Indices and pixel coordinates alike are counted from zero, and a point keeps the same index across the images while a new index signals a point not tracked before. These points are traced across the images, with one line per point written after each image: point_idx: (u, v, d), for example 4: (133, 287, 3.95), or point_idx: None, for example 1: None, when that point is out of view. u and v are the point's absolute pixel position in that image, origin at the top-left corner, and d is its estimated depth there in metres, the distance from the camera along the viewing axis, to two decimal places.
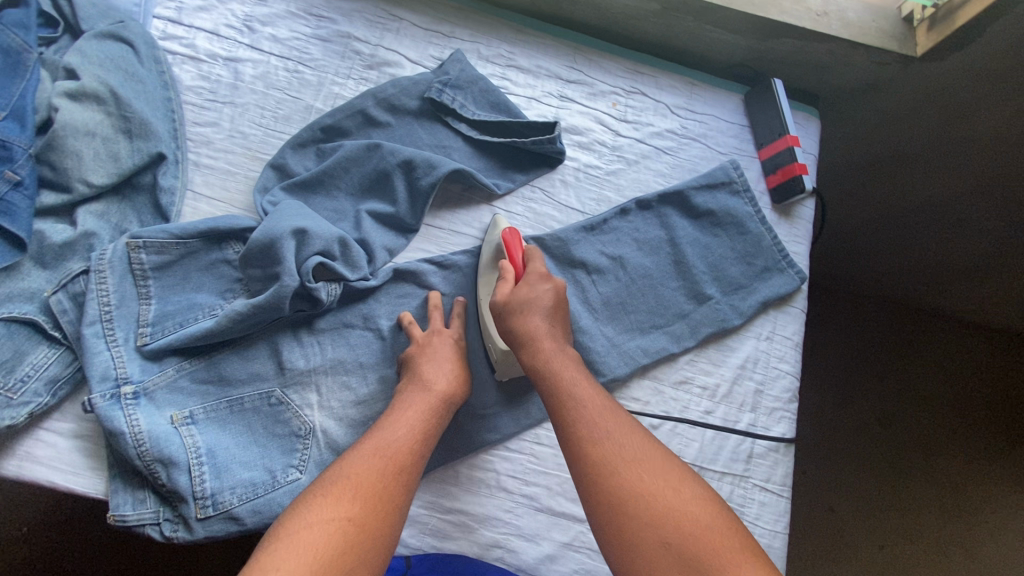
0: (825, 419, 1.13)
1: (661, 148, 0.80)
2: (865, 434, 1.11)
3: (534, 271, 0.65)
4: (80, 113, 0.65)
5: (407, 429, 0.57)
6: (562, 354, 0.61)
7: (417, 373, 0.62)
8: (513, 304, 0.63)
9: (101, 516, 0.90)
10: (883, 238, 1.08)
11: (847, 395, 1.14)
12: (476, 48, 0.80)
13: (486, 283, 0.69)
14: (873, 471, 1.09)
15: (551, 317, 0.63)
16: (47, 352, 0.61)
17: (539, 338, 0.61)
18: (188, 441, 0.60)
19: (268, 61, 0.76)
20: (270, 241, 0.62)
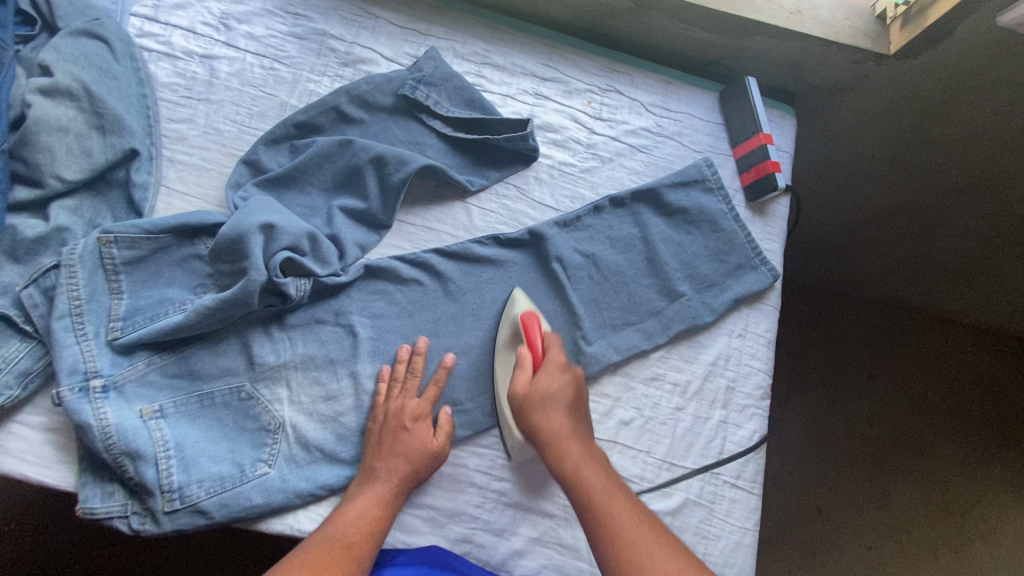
0: (814, 418, 1.13)
1: (636, 146, 0.80)
2: (852, 433, 1.11)
3: (554, 362, 0.65)
4: (53, 109, 0.65)
5: (363, 519, 0.58)
6: (584, 446, 0.60)
7: (375, 464, 0.62)
8: (534, 399, 0.62)
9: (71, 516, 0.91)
10: (861, 238, 1.08)
11: (830, 402, 1.13)
12: (452, 46, 0.80)
13: (503, 364, 0.69)
14: (862, 473, 1.09)
15: (573, 410, 0.62)
16: (18, 346, 0.62)
17: (563, 436, 0.60)
18: (156, 435, 0.61)
19: (244, 58, 0.77)
20: (238, 236, 0.62)
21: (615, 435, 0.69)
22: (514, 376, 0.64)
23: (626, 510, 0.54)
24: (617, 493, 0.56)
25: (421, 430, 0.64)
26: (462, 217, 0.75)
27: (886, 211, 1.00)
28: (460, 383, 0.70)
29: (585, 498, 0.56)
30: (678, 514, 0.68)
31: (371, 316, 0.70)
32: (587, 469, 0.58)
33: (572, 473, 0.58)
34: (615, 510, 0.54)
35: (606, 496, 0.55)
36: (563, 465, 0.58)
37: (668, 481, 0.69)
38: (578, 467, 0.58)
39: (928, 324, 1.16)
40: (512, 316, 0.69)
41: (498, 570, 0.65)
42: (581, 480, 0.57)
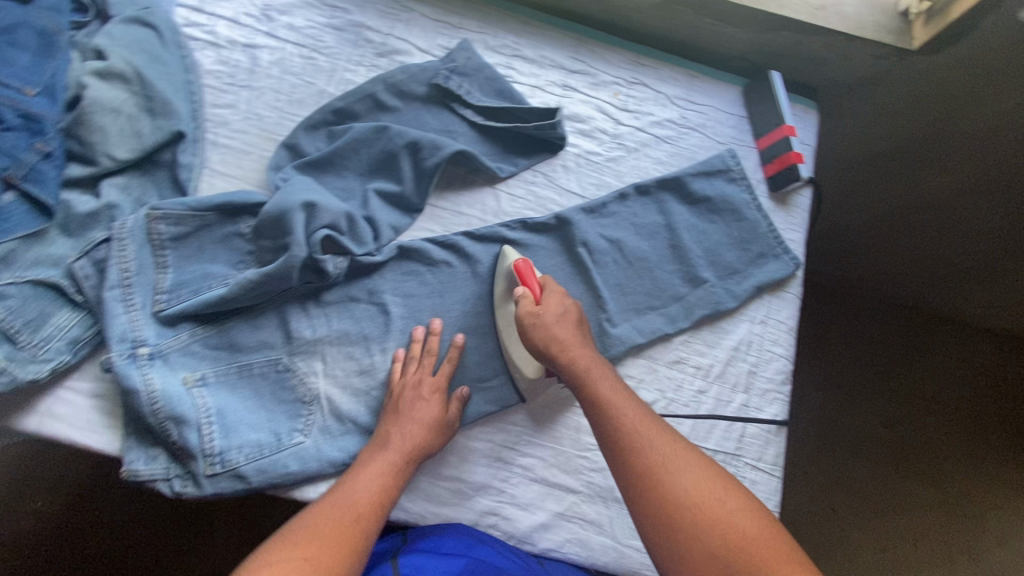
0: (829, 415, 1.14)
1: (661, 137, 0.82)
2: (868, 433, 1.12)
3: (555, 292, 0.67)
4: (107, 92, 0.69)
5: (373, 492, 0.58)
6: (589, 352, 0.62)
7: (388, 433, 0.63)
8: (541, 323, 0.63)
9: (97, 501, 0.93)
10: (875, 243, 1.10)
11: (842, 405, 1.14)
12: (483, 38, 0.83)
13: (503, 316, 0.71)
14: (879, 472, 1.10)
15: (578, 326, 0.65)
16: (69, 315, 0.64)
17: (570, 345, 0.62)
18: (199, 402, 0.64)
19: (284, 48, 0.80)
20: (281, 213, 0.65)
21: None
22: (517, 304, 0.66)
23: (631, 403, 0.57)
24: (622, 392, 0.58)
25: (435, 402, 0.66)
26: (491, 203, 0.78)
27: (899, 210, 1.02)
28: (487, 361, 0.72)
29: (594, 398, 0.58)
30: None
31: (402, 296, 0.73)
32: (596, 372, 0.60)
33: (579, 377, 0.60)
34: (621, 404, 0.57)
35: (613, 395, 0.58)
36: (572, 369, 0.61)
37: None
38: (586, 369, 0.60)
39: (941, 329, 1.17)
40: (506, 268, 0.72)
41: (522, 542, 0.67)
42: (588, 382, 0.59)
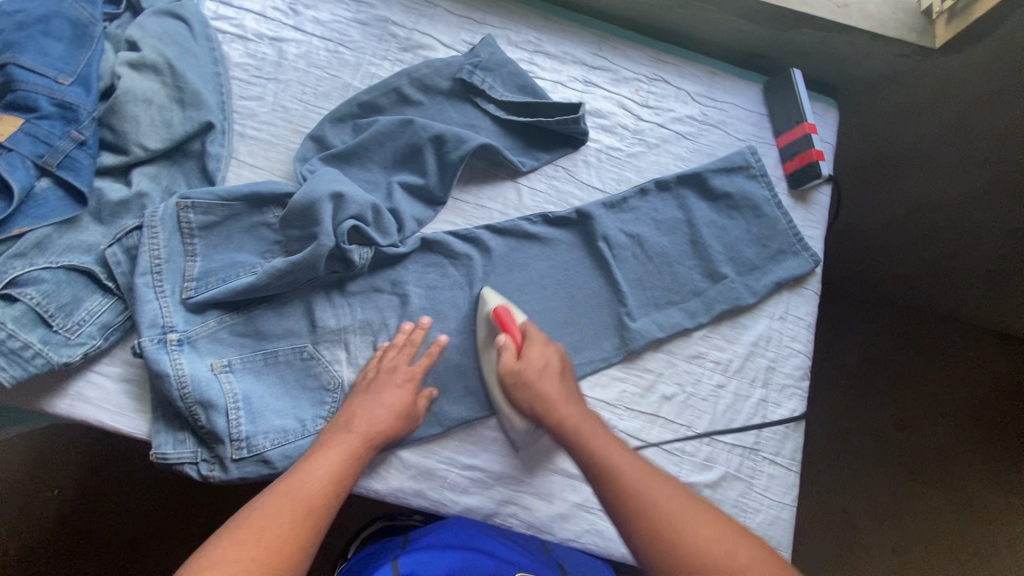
0: (839, 418, 1.13)
1: (682, 133, 0.82)
2: (879, 436, 1.12)
3: (535, 341, 0.67)
4: (139, 82, 0.70)
5: (329, 476, 0.57)
6: (577, 407, 0.64)
7: (351, 418, 0.63)
8: (525, 374, 0.64)
9: (115, 494, 0.95)
10: (886, 245, 1.09)
11: (853, 404, 1.14)
12: (506, 34, 0.84)
13: (487, 364, 0.70)
14: (890, 474, 1.09)
15: (563, 377, 0.66)
16: (100, 301, 0.65)
17: (560, 401, 0.63)
18: (226, 387, 0.65)
19: (311, 41, 0.81)
20: (309, 203, 0.66)
21: (657, 409, 0.72)
22: (500, 359, 0.66)
23: (625, 457, 0.58)
24: (616, 445, 0.60)
25: (404, 390, 0.65)
26: (513, 197, 0.78)
27: (907, 214, 1.02)
28: None
29: (590, 455, 0.59)
30: (718, 487, 0.70)
31: (424, 287, 0.74)
32: (586, 427, 0.61)
33: (570, 433, 0.61)
34: (616, 458, 0.58)
35: (606, 449, 0.59)
36: (562, 429, 0.61)
37: (708, 455, 0.71)
38: (576, 426, 0.61)
39: (952, 327, 1.16)
40: (486, 313, 0.71)
41: (541, 532, 0.68)
42: (582, 438, 0.60)
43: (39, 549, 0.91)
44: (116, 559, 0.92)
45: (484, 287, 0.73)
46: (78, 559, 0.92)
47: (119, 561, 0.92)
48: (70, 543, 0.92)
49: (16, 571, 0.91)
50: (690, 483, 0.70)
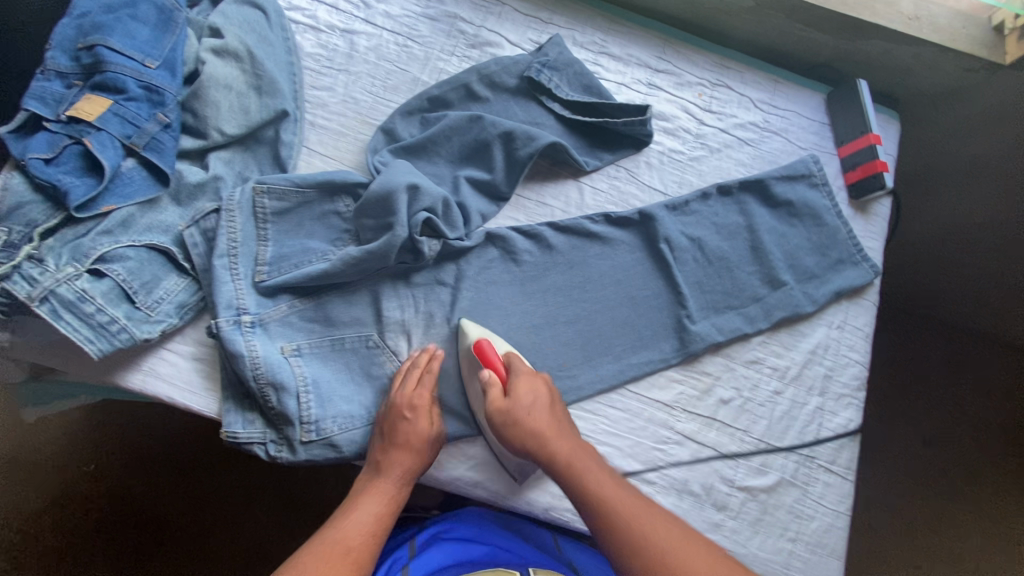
0: (884, 427, 1.07)
1: (744, 139, 0.83)
2: (918, 449, 1.06)
3: (521, 372, 0.65)
4: (221, 69, 0.72)
5: (372, 522, 0.58)
6: (569, 439, 0.61)
7: (378, 458, 0.62)
8: (515, 413, 0.61)
9: (142, 467, 1.03)
10: (934, 262, 1.04)
11: (894, 421, 1.08)
12: (572, 35, 0.85)
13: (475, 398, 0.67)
14: (924, 487, 1.05)
15: (553, 410, 0.64)
16: (176, 281, 0.66)
17: (551, 436, 0.61)
18: (297, 370, 0.66)
19: (381, 34, 0.82)
20: (386, 193, 0.68)
21: (714, 412, 0.72)
22: (487, 396, 0.63)
23: (620, 492, 0.57)
24: (609, 483, 0.58)
25: (422, 417, 0.64)
26: (575, 196, 0.79)
27: (945, 235, 1.01)
28: (569, 350, 0.73)
29: (584, 493, 0.57)
30: (773, 493, 0.71)
31: (486, 282, 0.74)
32: (579, 462, 0.59)
33: (564, 472, 0.59)
34: (610, 496, 0.57)
35: (601, 486, 0.57)
36: (555, 466, 0.59)
37: (764, 460, 0.71)
38: (568, 461, 0.59)
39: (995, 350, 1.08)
40: (467, 345, 0.69)
41: None
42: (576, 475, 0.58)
43: (93, 499, 1.02)
44: (164, 513, 1.02)
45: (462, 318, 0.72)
46: (131, 510, 1.02)
47: (166, 515, 1.02)
48: (121, 496, 1.02)
49: (59, 534, 1.00)
50: (746, 487, 0.70)
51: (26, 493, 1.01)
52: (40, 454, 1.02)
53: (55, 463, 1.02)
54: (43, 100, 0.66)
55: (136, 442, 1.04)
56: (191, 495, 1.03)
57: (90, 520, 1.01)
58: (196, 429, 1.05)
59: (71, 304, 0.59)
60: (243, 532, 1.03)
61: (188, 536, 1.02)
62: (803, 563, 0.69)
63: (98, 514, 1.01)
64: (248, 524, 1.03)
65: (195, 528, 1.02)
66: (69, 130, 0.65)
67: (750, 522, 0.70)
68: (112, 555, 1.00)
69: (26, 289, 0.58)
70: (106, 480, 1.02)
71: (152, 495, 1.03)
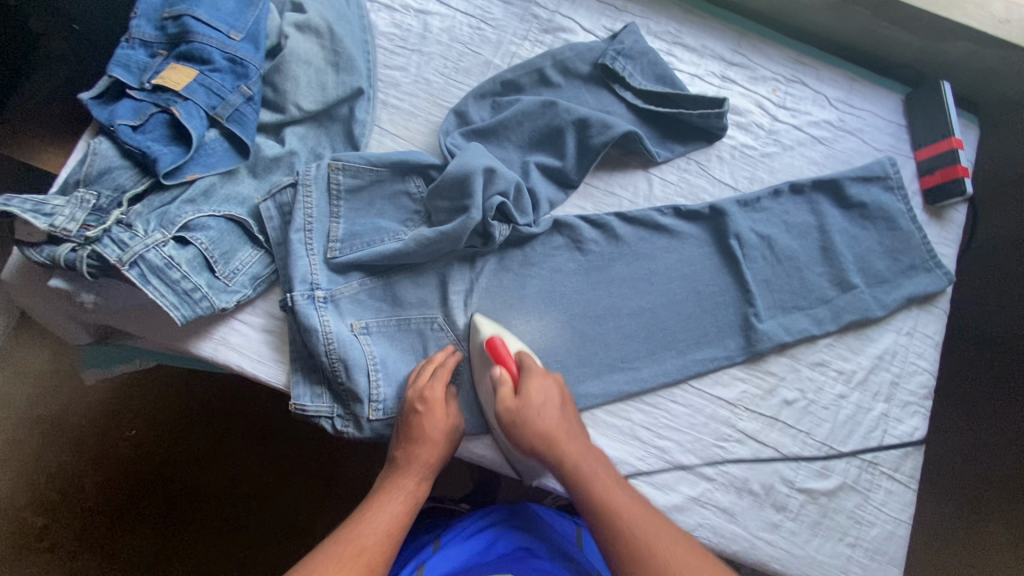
0: (952, 437, 1.05)
1: (817, 137, 0.81)
2: (991, 456, 1.03)
3: (533, 371, 0.64)
4: (303, 43, 0.73)
5: (388, 525, 0.57)
6: (578, 441, 0.61)
7: (398, 457, 0.62)
8: (525, 412, 0.61)
9: (183, 434, 1.05)
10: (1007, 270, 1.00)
11: (964, 427, 1.05)
12: (646, 23, 0.84)
13: (484, 396, 0.67)
14: (995, 495, 1.02)
15: (563, 410, 0.63)
16: (250, 253, 0.67)
17: (560, 437, 0.61)
18: (366, 348, 0.67)
19: (455, 16, 0.82)
20: (463, 175, 0.68)
21: (777, 413, 0.72)
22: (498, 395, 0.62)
23: (623, 494, 0.58)
24: (613, 483, 0.58)
25: (439, 411, 0.63)
26: (644, 186, 0.78)
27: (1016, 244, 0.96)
28: (632, 344, 0.72)
29: (588, 495, 0.57)
30: (834, 496, 0.70)
31: (551, 270, 0.74)
32: (586, 463, 0.60)
33: (571, 474, 0.59)
34: (617, 502, 0.57)
35: (605, 487, 0.58)
36: (565, 471, 0.59)
37: (826, 463, 0.71)
38: (574, 463, 0.59)
39: None
40: (479, 342, 0.67)
41: None
42: (582, 478, 0.58)
43: (134, 462, 1.04)
44: (203, 483, 1.04)
45: (477, 312, 0.71)
46: (170, 476, 1.04)
47: (205, 483, 1.04)
48: (162, 462, 1.04)
49: (100, 494, 1.02)
50: (806, 489, 0.70)
51: (71, 451, 1.03)
52: (86, 417, 1.05)
53: (101, 425, 1.05)
54: (128, 69, 0.67)
55: (178, 410, 1.06)
56: (230, 464, 1.05)
57: (132, 484, 1.03)
58: (237, 399, 1.07)
59: (158, 270, 0.60)
60: (281, 503, 1.04)
61: (225, 507, 1.03)
62: (861, 569, 0.68)
63: (137, 477, 1.03)
64: (283, 497, 1.04)
65: (233, 497, 1.04)
66: (154, 98, 0.66)
67: (809, 525, 0.69)
68: (147, 519, 1.02)
69: (117, 252, 0.59)
70: (148, 446, 1.04)
71: (193, 463, 1.04)
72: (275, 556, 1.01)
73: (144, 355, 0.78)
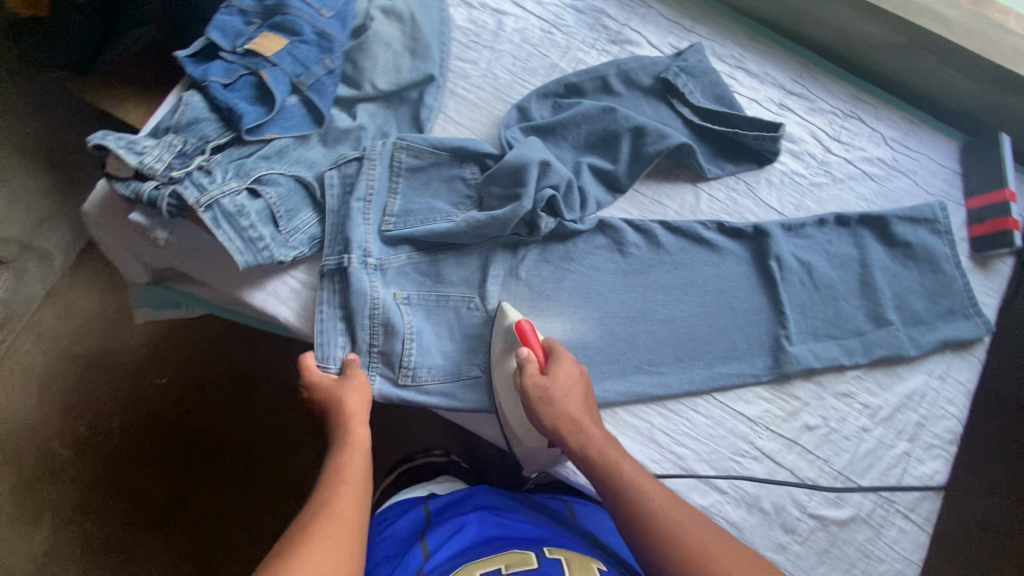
0: (970, 494, 1.02)
1: (869, 173, 0.82)
2: (1006, 520, 1.01)
3: (561, 357, 0.67)
4: (387, 28, 0.78)
5: (353, 484, 0.59)
6: (596, 423, 0.64)
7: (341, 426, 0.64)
8: (550, 393, 0.64)
9: (207, 388, 1.10)
10: None
11: (981, 486, 1.02)
12: (711, 45, 0.87)
13: (504, 378, 0.69)
14: (1005, 561, 0.99)
15: (585, 397, 0.66)
16: (311, 215, 0.71)
17: (581, 418, 0.64)
18: (405, 317, 0.70)
19: (529, 18, 0.86)
20: (521, 165, 0.72)
21: (797, 436, 0.72)
22: (523, 372, 0.65)
23: (638, 469, 0.60)
24: (627, 459, 0.61)
25: (347, 387, 0.66)
26: (690, 200, 0.80)
27: None
28: (661, 349, 0.74)
29: (603, 468, 0.60)
30: (846, 527, 0.70)
31: (590, 267, 0.76)
32: (604, 442, 0.62)
33: (589, 449, 0.62)
34: (629, 470, 0.60)
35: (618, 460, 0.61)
36: (583, 448, 0.62)
37: (841, 493, 0.70)
38: (596, 444, 0.62)
39: None
40: (504, 327, 0.70)
41: None
42: (599, 453, 0.61)
43: (156, 410, 1.08)
44: (218, 438, 1.08)
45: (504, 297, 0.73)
46: (189, 426, 1.08)
47: (219, 438, 1.08)
48: (181, 411, 1.08)
49: (121, 435, 1.06)
50: (818, 515, 0.70)
51: (103, 389, 1.09)
52: (122, 362, 1.10)
53: (134, 367, 1.10)
54: (224, 32, 0.72)
55: (206, 365, 1.11)
56: (248, 425, 1.08)
57: (154, 431, 1.07)
58: (264, 362, 1.11)
59: (230, 216, 0.65)
60: (290, 467, 1.07)
61: (235, 462, 1.07)
62: None
63: (158, 423, 1.07)
64: (292, 462, 1.07)
65: (247, 456, 1.07)
66: (244, 61, 0.71)
67: (817, 551, 0.69)
68: (159, 467, 1.05)
69: (196, 194, 0.64)
70: (172, 395, 1.09)
71: (210, 419, 1.08)
72: (280, 518, 1.05)
73: (191, 300, 0.82)
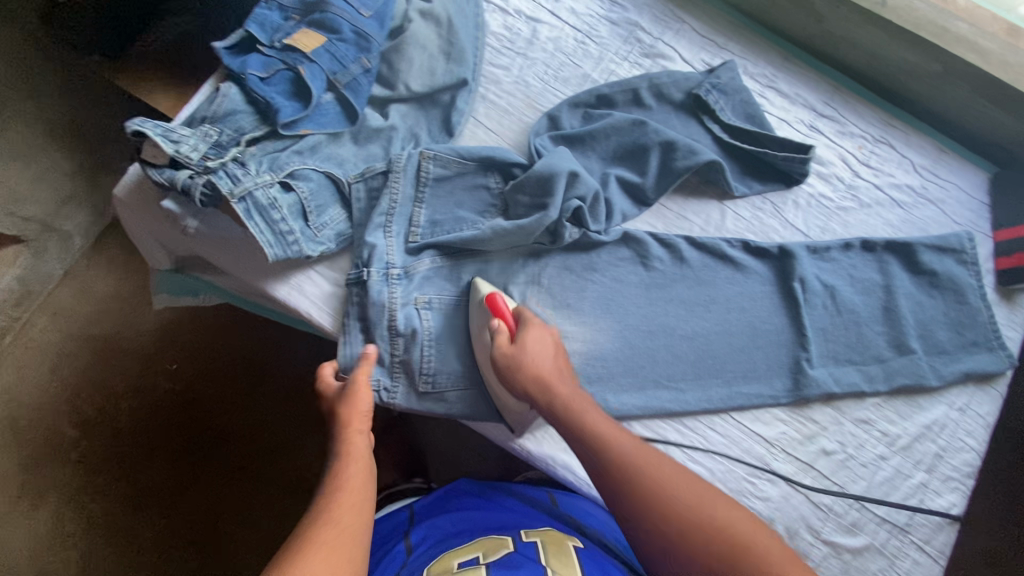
0: (981, 529, 1.01)
1: (896, 200, 0.82)
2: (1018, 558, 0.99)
3: (531, 322, 0.66)
4: (424, 30, 0.79)
5: (353, 489, 0.56)
6: (568, 384, 0.63)
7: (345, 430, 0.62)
8: (520, 357, 0.63)
9: (218, 377, 1.10)
10: None
11: (993, 521, 1.01)
12: (743, 63, 0.87)
13: (481, 347, 0.68)
14: None
15: (557, 359, 0.65)
16: (339, 213, 0.71)
17: (555, 380, 0.63)
18: (425, 324, 0.70)
19: (563, 28, 0.87)
20: (549, 174, 0.72)
21: (813, 460, 0.71)
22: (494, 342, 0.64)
23: (614, 427, 0.60)
24: (603, 419, 0.60)
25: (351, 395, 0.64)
26: (716, 217, 0.80)
27: None
28: (681, 365, 0.73)
29: (581, 432, 0.59)
30: (859, 555, 0.69)
31: (613, 278, 0.76)
32: (578, 404, 0.61)
33: (565, 412, 0.60)
34: (604, 429, 0.59)
35: (595, 420, 0.60)
36: (558, 409, 0.61)
37: (855, 521, 0.70)
38: (571, 406, 0.61)
39: None
40: (478, 300, 0.70)
41: None
42: (575, 414, 0.60)
43: (165, 396, 1.08)
44: (224, 428, 1.08)
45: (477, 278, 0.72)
46: (196, 415, 1.08)
47: (225, 428, 1.08)
48: (190, 399, 1.09)
49: (130, 420, 1.07)
50: (831, 542, 0.69)
51: (115, 374, 1.09)
52: (136, 346, 1.11)
53: (148, 353, 1.11)
54: (263, 27, 0.73)
55: (218, 355, 1.11)
56: (254, 415, 1.09)
57: (162, 416, 1.08)
58: (275, 354, 1.12)
59: (262, 208, 0.65)
60: (296, 462, 1.07)
61: (239, 454, 1.07)
62: None
63: (166, 411, 1.08)
64: (296, 456, 1.07)
65: (251, 448, 1.07)
66: (283, 56, 0.72)
67: None
68: (164, 453, 1.06)
69: (230, 185, 0.64)
70: (182, 383, 1.09)
71: (218, 408, 1.08)
72: (281, 513, 1.04)
73: (211, 289, 0.83)
